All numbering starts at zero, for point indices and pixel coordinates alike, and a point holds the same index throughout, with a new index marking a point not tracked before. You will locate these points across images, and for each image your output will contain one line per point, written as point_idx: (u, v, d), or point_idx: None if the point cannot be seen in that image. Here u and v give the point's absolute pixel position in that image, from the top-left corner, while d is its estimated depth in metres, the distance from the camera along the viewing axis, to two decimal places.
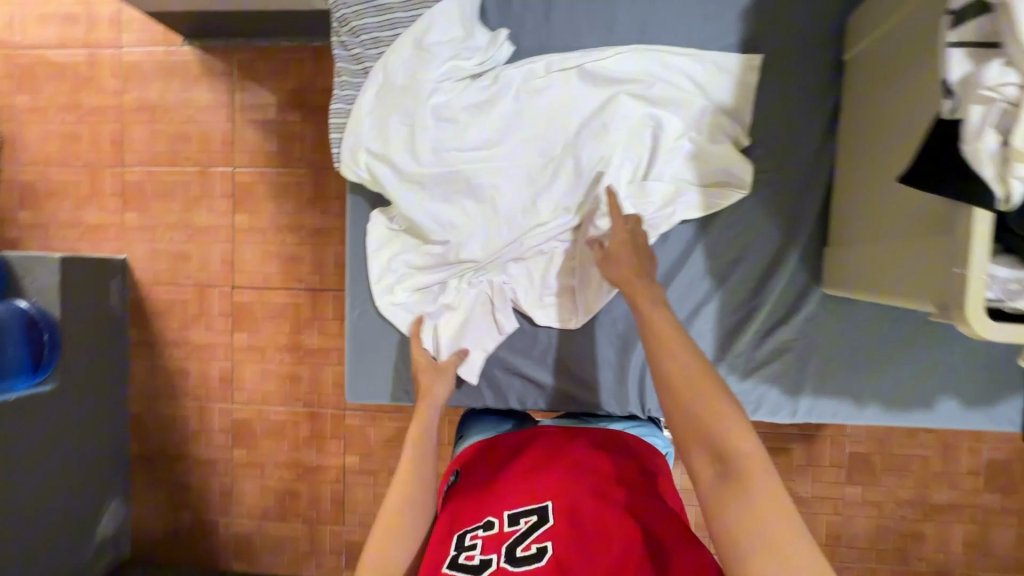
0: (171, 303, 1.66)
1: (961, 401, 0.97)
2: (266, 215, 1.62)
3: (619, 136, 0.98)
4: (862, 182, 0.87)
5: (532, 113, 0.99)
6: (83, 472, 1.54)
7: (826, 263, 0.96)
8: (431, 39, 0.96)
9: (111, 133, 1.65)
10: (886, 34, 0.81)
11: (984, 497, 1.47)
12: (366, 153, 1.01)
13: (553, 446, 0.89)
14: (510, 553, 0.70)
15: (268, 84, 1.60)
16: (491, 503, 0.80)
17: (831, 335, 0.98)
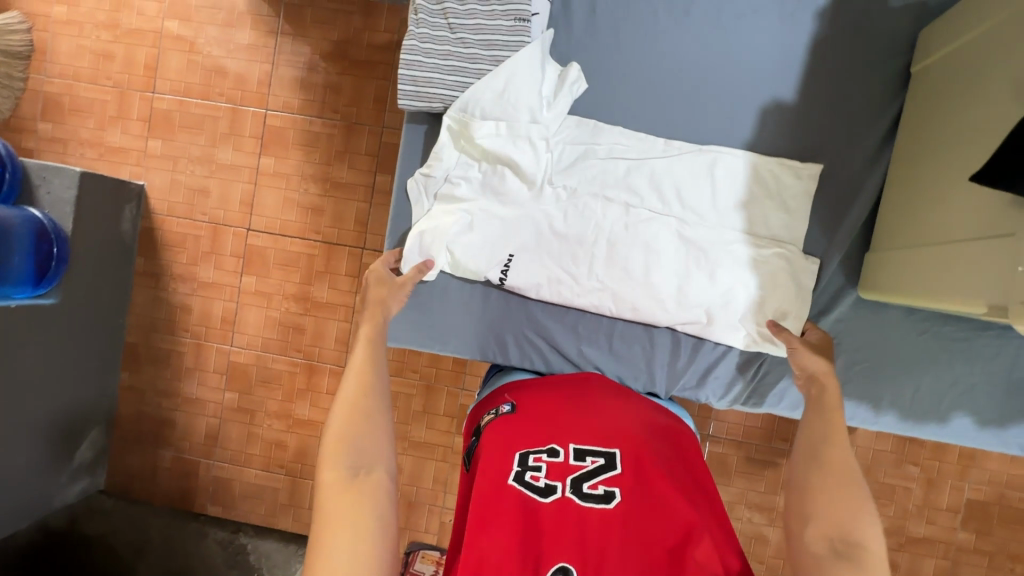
0: (182, 237, 1.63)
1: (973, 419, 1.00)
2: (292, 162, 1.61)
3: (679, 202, 1.02)
4: (916, 189, 0.90)
5: (599, 170, 1.04)
6: (71, 390, 1.52)
7: (866, 266, 0.99)
8: (511, 88, 0.98)
9: (146, 58, 1.63)
10: (963, 48, 0.84)
11: (959, 535, 1.50)
12: (443, 102, 1.01)
13: (615, 400, 0.91)
14: (577, 487, 0.74)
15: (313, 31, 1.58)
16: (556, 429, 0.82)
17: (860, 339, 1.01)
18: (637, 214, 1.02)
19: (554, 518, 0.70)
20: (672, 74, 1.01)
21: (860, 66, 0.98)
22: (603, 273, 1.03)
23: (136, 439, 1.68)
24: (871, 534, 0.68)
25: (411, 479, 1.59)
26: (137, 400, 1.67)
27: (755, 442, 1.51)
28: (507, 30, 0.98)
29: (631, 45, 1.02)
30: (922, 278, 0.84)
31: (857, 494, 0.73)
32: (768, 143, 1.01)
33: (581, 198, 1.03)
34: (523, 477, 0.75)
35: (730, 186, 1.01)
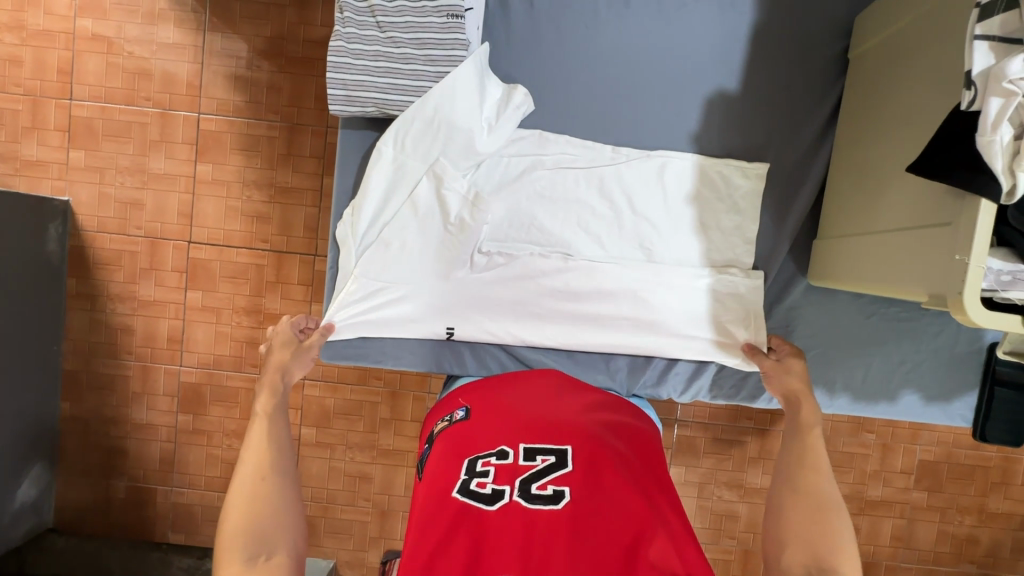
0: (117, 254, 1.53)
1: (920, 396, 1.03)
2: (232, 168, 1.52)
3: (629, 209, 1.02)
4: (859, 178, 0.91)
5: (548, 182, 1.02)
6: (5, 428, 1.42)
7: (815, 254, 1.00)
8: (456, 101, 0.93)
9: (59, 61, 1.49)
10: (897, 35, 0.85)
11: (912, 494, 1.58)
12: (376, 106, 0.94)
13: (566, 395, 0.90)
14: (525, 490, 0.71)
15: (244, 28, 1.49)
16: (505, 432, 0.80)
17: (813, 325, 1.03)
18: (586, 222, 1.02)
19: (499, 525, 0.67)
20: (617, 68, 0.99)
21: (800, 51, 0.98)
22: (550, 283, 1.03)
23: (84, 471, 1.58)
24: (844, 556, 0.72)
25: (383, 488, 1.55)
26: (81, 431, 1.57)
27: (721, 423, 1.54)
28: (438, 28, 0.92)
29: (573, 41, 0.99)
30: (866, 265, 0.86)
31: (833, 518, 0.76)
32: (715, 133, 1.00)
33: (529, 210, 1.02)
34: (469, 486, 0.72)
35: (677, 184, 1.01)
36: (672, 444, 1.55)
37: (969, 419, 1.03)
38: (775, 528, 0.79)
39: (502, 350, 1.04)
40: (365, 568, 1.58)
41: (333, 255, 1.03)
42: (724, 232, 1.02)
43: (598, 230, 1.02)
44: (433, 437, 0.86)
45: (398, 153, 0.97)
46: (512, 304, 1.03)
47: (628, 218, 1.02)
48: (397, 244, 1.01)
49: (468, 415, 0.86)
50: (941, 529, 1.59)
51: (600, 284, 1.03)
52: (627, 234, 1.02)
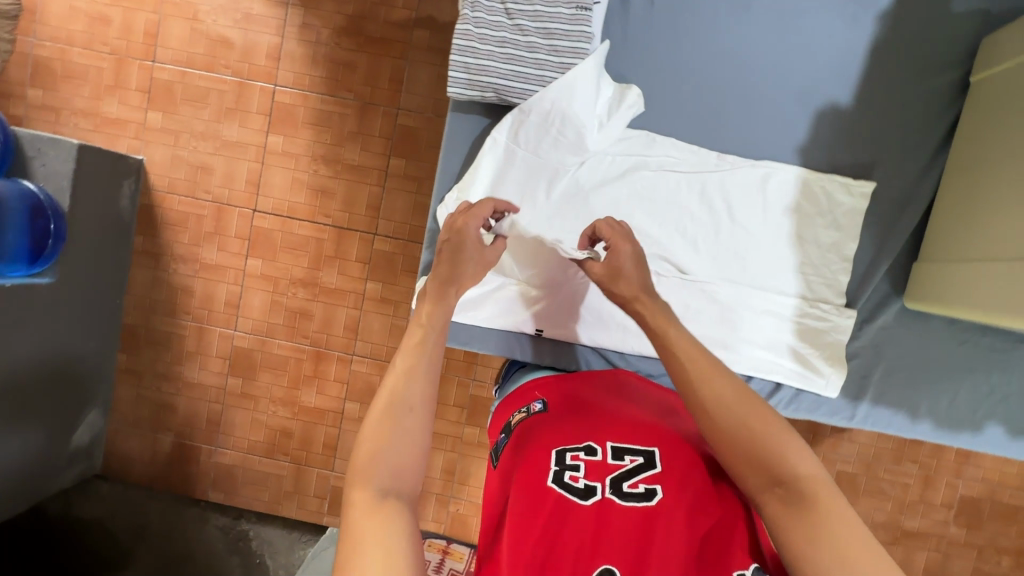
0: (183, 216, 1.57)
1: (1005, 430, 1.01)
2: (302, 142, 1.54)
3: (728, 218, 1.01)
4: (970, 207, 0.90)
5: (647, 183, 1.01)
6: (68, 373, 1.46)
7: (914, 275, 0.99)
8: (575, 96, 0.93)
9: (146, 24, 1.53)
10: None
11: (950, 529, 1.55)
12: (496, 91, 0.95)
13: (647, 397, 0.88)
14: (617, 487, 0.72)
15: (327, 5, 1.51)
16: (590, 427, 0.80)
17: (902, 346, 1.01)
18: (684, 227, 1.02)
19: (594, 519, 0.69)
20: (727, 73, 0.99)
21: (910, 70, 0.97)
22: None
23: (133, 423, 1.63)
24: (795, 460, 0.68)
25: None
26: (134, 384, 1.61)
27: None
28: (566, 18, 0.94)
29: (688, 43, 0.99)
30: (968, 290, 0.86)
31: (765, 426, 0.71)
32: (815, 147, 1.00)
33: (628, 209, 1.01)
34: (562, 479, 0.73)
35: (779, 194, 1.00)
36: None
37: None
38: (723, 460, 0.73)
39: (587, 345, 1.06)
40: None
41: (430, 237, 1.03)
42: (822, 245, 1.01)
43: (695, 236, 1.02)
44: (511, 427, 0.87)
45: (509, 144, 0.97)
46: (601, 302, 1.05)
47: (727, 226, 1.01)
48: None
49: (546, 407, 0.86)
50: (976, 566, 1.56)
51: (693, 292, 1.02)
52: (724, 242, 1.02)
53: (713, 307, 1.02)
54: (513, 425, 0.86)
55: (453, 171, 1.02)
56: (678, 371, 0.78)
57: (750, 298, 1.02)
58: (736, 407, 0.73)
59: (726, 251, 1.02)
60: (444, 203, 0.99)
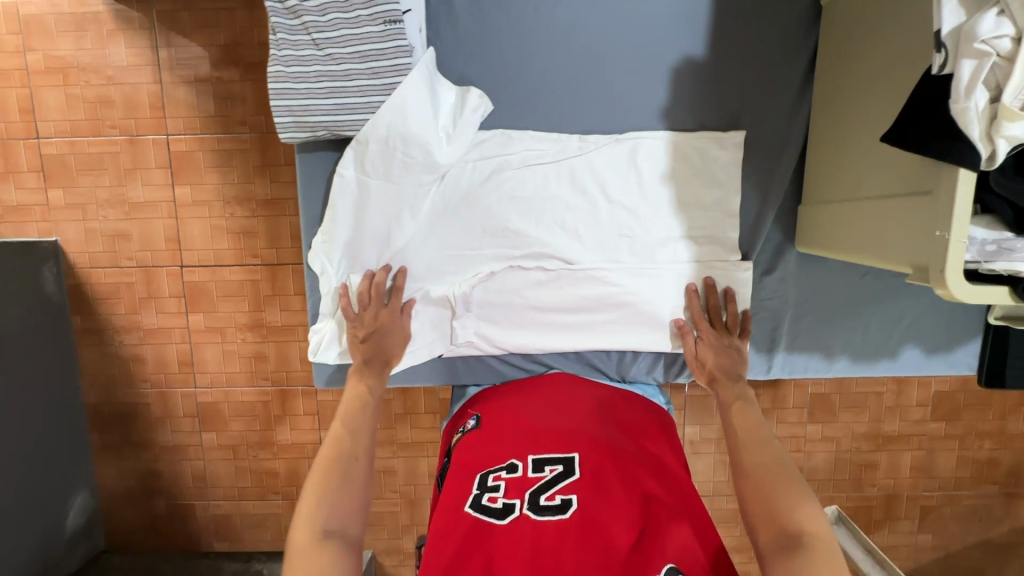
0: (114, 288, 1.54)
1: (921, 349, 1.09)
2: (211, 187, 1.50)
3: (603, 200, 1.04)
4: (838, 152, 0.95)
5: (518, 182, 1.03)
6: (43, 465, 1.48)
7: (801, 221, 1.04)
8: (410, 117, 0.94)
9: (19, 100, 1.46)
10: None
11: (930, 425, 1.58)
12: (326, 128, 0.96)
13: (575, 402, 0.96)
14: (535, 500, 0.78)
15: (196, 38, 1.43)
16: (512, 445, 0.87)
17: (812, 290, 1.07)
18: (564, 217, 1.04)
19: (509, 533, 0.74)
20: (583, 49, 0.99)
21: None
22: (530, 280, 1.06)
23: (124, 496, 1.65)
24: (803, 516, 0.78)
25: (408, 478, 1.61)
26: (114, 459, 1.63)
27: None
28: (377, 36, 0.91)
29: (530, 31, 0.98)
30: (846, 234, 0.92)
31: (790, 483, 0.83)
32: None
33: (504, 212, 1.03)
34: (482, 500, 0.79)
35: (650, 165, 1.02)
36: (685, 405, 1.57)
37: (972, 366, 1.09)
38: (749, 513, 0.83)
39: (492, 354, 1.08)
40: (402, 554, 1.65)
41: (311, 283, 1.07)
42: (702, 200, 1.04)
43: (572, 225, 1.04)
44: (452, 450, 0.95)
45: (358, 175, 0.99)
46: (495, 311, 1.06)
47: (604, 208, 1.04)
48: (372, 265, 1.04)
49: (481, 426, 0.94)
50: (961, 454, 1.59)
51: (577, 279, 1.05)
52: (605, 223, 1.04)
53: (601, 289, 1.05)
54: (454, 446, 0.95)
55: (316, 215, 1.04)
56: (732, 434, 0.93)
57: (638, 274, 1.05)
58: (767, 466, 0.85)
59: (606, 231, 1.04)
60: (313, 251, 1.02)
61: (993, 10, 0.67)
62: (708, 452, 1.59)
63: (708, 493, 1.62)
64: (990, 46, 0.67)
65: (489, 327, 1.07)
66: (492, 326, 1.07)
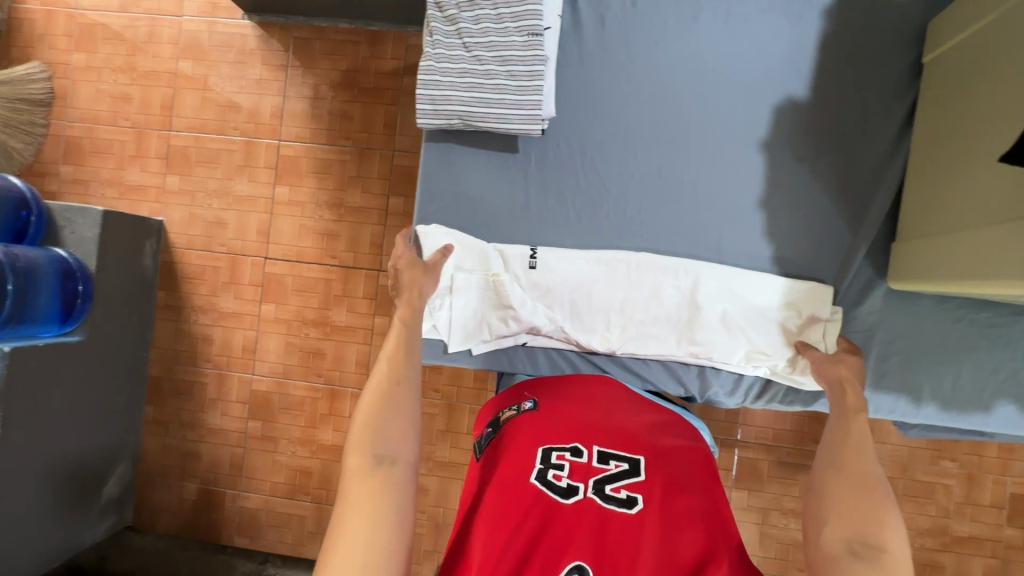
0: (202, 270, 1.66)
1: (1017, 407, 0.99)
2: (307, 190, 1.63)
3: (708, 194, 1.03)
4: (925, 197, 0.93)
5: (625, 172, 1.04)
6: (97, 424, 1.53)
7: (893, 257, 0.99)
8: (512, 100, 0.99)
9: (162, 97, 1.68)
10: (961, 43, 0.89)
11: (1006, 531, 1.45)
12: (460, 118, 1.02)
13: (635, 407, 0.94)
14: (600, 488, 0.77)
15: (322, 63, 1.63)
16: (578, 430, 0.85)
17: (909, 326, 1.01)
18: (663, 211, 1.04)
19: (573, 516, 0.73)
20: (694, 65, 1.03)
21: (867, 58, 1.00)
22: (622, 269, 1.04)
23: (161, 472, 1.68)
24: (889, 535, 0.71)
25: (438, 500, 1.57)
26: (162, 433, 1.68)
27: (785, 445, 1.50)
28: (520, 45, 0.99)
29: (632, 43, 1.04)
30: (956, 257, 0.83)
31: (875, 496, 0.77)
32: (782, 136, 1.02)
33: (600, 202, 1.05)
34: (546, 476, 0.78)
35: (745, 176, 1.02)
36: (734, 466, 1.51)
37: None
38: (820, 509, 0.78)
39: (573, 352, 1.08)
40: None
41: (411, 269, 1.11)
42: (816, 220, 1.02)
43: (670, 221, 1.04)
44: (500, 423, 0.91)
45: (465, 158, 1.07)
46: (581, 311, 1.06)
47: (709, 204, 1.03)
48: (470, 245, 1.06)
49: (536, 408, 0.90)
50: None
51: (665, 275, 1.04)
52: (706, 227, 1.03)
53: (692, 288, 1.03)
54: (503, 421, 0.91)
55: (431, 183, 1.08)
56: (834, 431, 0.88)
57: (745, 279, 1.02)
58: (858, 490, 0.78)
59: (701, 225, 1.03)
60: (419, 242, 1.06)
61: None
62: (755, 521, 1.50)
63: None
64: None
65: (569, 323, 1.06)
66: (565, 318, 1.06)
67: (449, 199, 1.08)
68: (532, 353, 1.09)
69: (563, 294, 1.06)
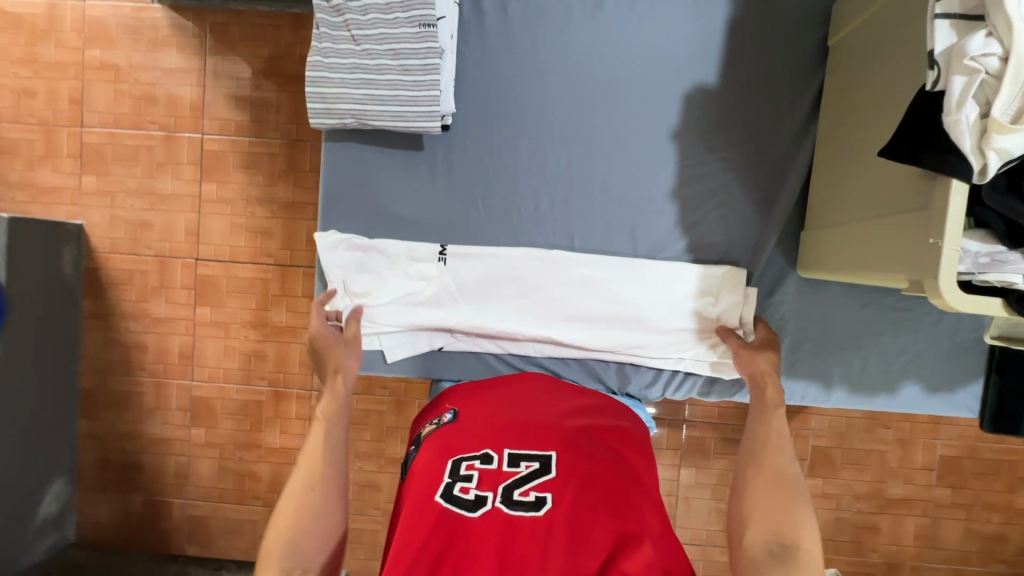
0: (129, 275, 1.58)
1: (922, 387, 1.03)
2: (236, 186, 1.55)
3: (619, 187, 1.01)
4: (829, 186, 0.94)
5: (534, 165, 1.02)
6: (24, 444, 1.46)
7: (802, 246, 1.01)
8: (406, 97, 0.95)
9: (71, 90, 1.56)
10: (859, 28, 0.88)
11: (935, 492, 1.52)
12: (353, 117, 0.97)
13: (554, 399, 0.91)
14: (507, 495, 0.73)
15: (242, 50, 1.53)
16: (488, 436, 0.82)
17: (820, 313, 1.03)
18: (573, 205, 1.02)
19: (479, 528, 0.69)
20: (600, 54, 1.00)
21: (780, 40, 0.99)
22: (533, 262, 1.02)
23: (102, 486, 1.62)
24: (804, 532, 0.74)
25: (393, 496, 1.56)
26: (99, 447, 1.61)
27: (728, 423, 1.53)
28: (412, 37, 0.93)
29: (535, 31, 1.00)
30: (854, 248, 0.85)
31: (791, 493, 0.79)
32: (696, 124, 1.00)
33: (512, 196, 1.02)
34: (452, 491, 0.74)
35: (656, 167, 1.01)
36: (680, 446, 1.54)
37: (975, 410, 1.03)
38: (741, 511, 0.79)
39: (492, 352, 1.07)
40: None
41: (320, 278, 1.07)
42: (731, 209, 1.01)
43: (580, 215, 1.02)
44: (421, 439, 0.89)
45: (371, 158, 1.03)
46: (496, 309, 1.04)
47: (620, 195, 1.01)
48: (379, 249, 1.04)
49: (455, 418, 0.88)
50: (967, 527, 1.53)
51: (576, 267, 1.02)
52: (618, 219, 1.02)
53: (603, 278, 1.02)
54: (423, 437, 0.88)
55: (335, 186, 1.04)
56: (752, 431, 0.89)
57: (653, 269, 1.02)
58: (778, 488, 0.80)
59: (614, 217, 1.02)
60: (323, 248, 1.02)
61: (980, 32, 0.63)
62: (702, 497, 1.54)
63: (701, 542, 1.55)
64: (979, 63, 0.63)
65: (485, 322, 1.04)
66: (480, 317, 1.04)
67: (358, 201, 1.04)
68: (451, 354, 1.07)
69: (477, 293, 1.04)
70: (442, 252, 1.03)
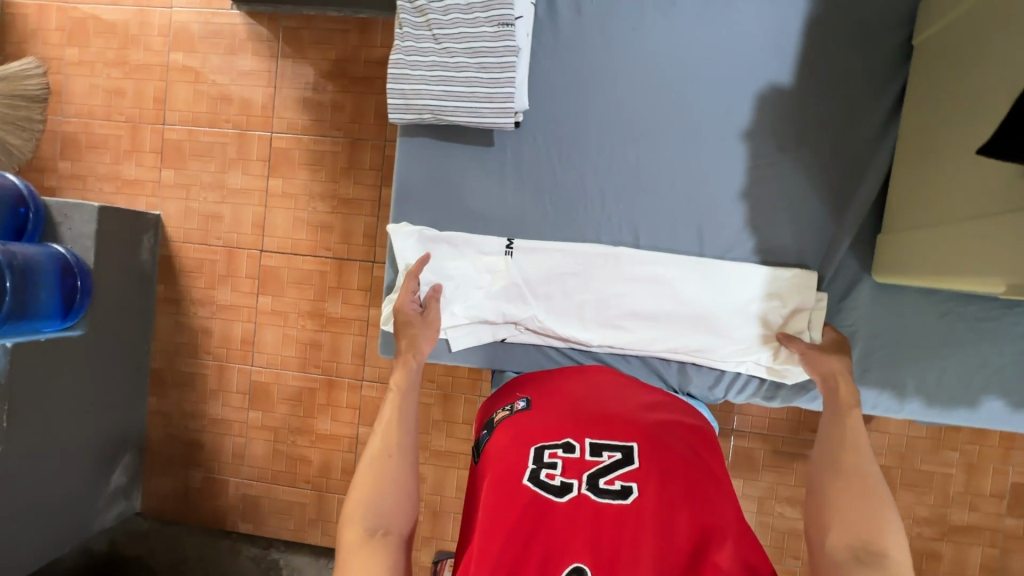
0: (199, 263, 1.68)
1: (1005, 402, 0.98)
2: (300, 182, 1.63)
3: (688, 185, 1.01)
4: (912, 186, 0.91)
5: (604, 162, 1.03)
6: (101, 416, 1.57)
7: (880, 249, 0.97)
8: (483, 92, 0.99)
9: (155, 90, 1.68)
10: (950, 24, 0.85)
11: (1006, 521, 1.43)
12: (431, 112, 1.01)
13: (628, 393, 0.92)
14: (594, 483, 0.74)
15: (311, 53, 1.61)
16: (569, 425, 0.83)
17: (894, 320, 0.99)
18: (643, 202, 1.03)
19: (568, 513, 0.71)
20: (673, 53, 1.00)
21: (857, 40, 0.97)
22: (601, 257, 1.03)
23: (166, 461, 1.72)
24: (890, 538, 0.72)
25: (436, 488, 1.59)
26: (165, 423, 1.71)
27: (781, 434, 1.48)
28: (490, 36, 0.98)
29: (608, 29, 1.01)
30: (946, 248, 0.81)
31: (873, 497, 0.76)
32: (767, 124, 0.99)
33: (581, 193, 1.04)
34: (538, 476, 0.76)
35: (726, 166, 1.00)
36: (728, 455, 1.50)
37: None
38: (819, 513, 0.77)
39: (553, 345, 1.08)
40: (417, 567, 1.61)
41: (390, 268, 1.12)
42: (801, 211, 1.00)
43: (650, 212, 1.02)
44: (494, 424, 0.90)
45: (441, 153, 1.07)
46: (559, 303, 1.05)
47: (689, 194, 1.01)
48: (447, 241, 1.07)
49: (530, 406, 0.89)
50: None
51: (647, 264, 1.02)
52: (688, 217, 1.02)
53: (671, 275, 1.02)
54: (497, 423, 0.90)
55: (408, 179, 1.08)
56: (828, 433, 0.87)
57: (723, 269, 1.01)
58: (858, 493, 0.77)
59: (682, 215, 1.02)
60: (394, 239, 1.06)
61: None
62: (750, 509, 1.50)
63: None
64: None
65: (548, 316, 1.05)
66: (543, 310, 1.06)
67: (428, 194, 1.08)
68: (512, 346, 1.09)
69: (541, 286, 1.06)
70: (509, 245, 1.05)
